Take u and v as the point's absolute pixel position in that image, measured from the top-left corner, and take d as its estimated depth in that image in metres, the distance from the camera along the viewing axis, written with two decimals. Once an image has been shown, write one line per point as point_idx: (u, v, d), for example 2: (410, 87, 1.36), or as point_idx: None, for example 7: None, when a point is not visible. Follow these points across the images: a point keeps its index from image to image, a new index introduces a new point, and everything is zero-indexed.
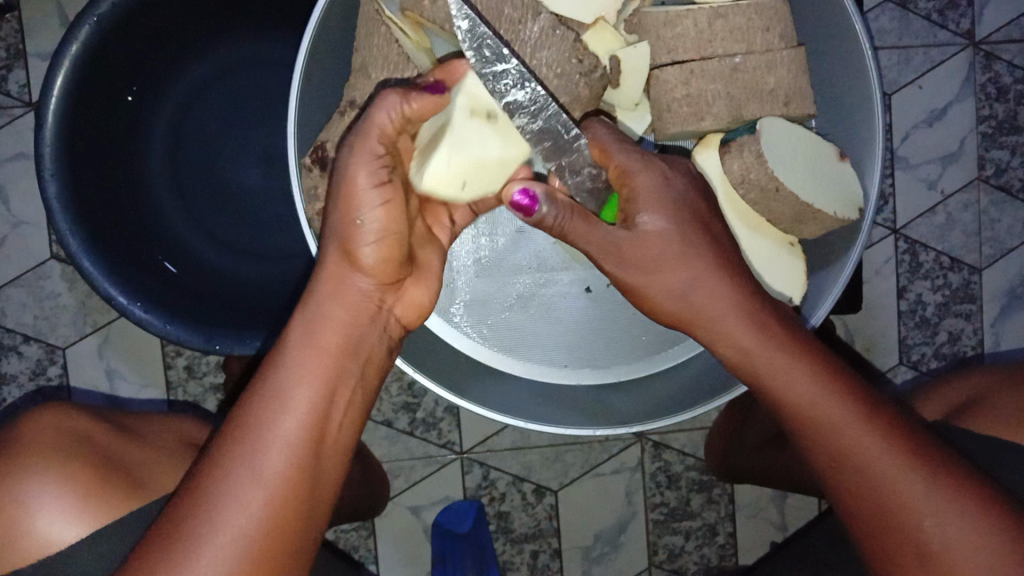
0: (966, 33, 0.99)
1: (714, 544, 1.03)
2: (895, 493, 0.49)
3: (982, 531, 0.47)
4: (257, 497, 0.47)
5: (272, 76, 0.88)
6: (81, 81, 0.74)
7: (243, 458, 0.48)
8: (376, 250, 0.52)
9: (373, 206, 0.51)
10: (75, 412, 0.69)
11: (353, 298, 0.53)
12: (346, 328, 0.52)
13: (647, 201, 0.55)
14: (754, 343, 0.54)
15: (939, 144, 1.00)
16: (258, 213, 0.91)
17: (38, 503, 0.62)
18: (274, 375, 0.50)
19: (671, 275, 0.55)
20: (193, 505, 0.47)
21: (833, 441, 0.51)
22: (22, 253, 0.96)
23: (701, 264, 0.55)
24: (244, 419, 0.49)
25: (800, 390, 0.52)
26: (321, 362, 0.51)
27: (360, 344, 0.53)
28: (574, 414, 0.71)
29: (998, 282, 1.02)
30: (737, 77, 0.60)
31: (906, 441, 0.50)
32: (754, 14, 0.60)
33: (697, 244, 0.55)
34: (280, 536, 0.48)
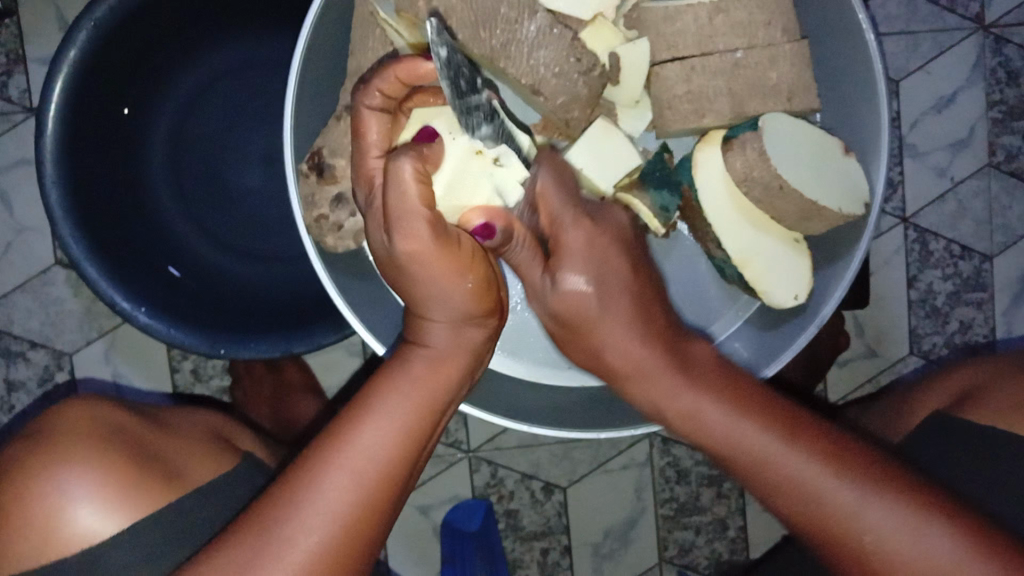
0: (974, 17, 0.97)
1: (725, 538, 1.03)
2: (842, 518, 0.47)
3: (943, 542, 0.45)
4: (347, 503, 0.48)
5: (271, 76, 0.88)
6: (79, 85, 0.74)
7: (336, 464, 0.48)
8: (477, 291, 0.52)
9: (455, 264, 0.51)
10: (106, 403, 0.68)
11: (468, 333, 0.54)
12: (453, 352, 0.54)
13: (572, 259, 0.55)
14: (672, 390, 0.53)
15: (948, 131, 0.99)
16: (261, 216, 0.91)
17: (74, 494, 0.60)
18: (380, 394, 0.51)
19: (590, 332, 0.55)
20: (279, 505, 0.48)
21: (779, 481, 0.49)
22: (27, 259, 0.96)
23: (622, 324, 0.54)
24: (343, 427, 0.50)
25: (726, 431, 0.51)
26: (432, 388, 0.52)
27: (465, 366, 0.54)
28: (590, 415, 0.70)
29: (1010, 270, 1.00)
30: (738, 73, 0.60)
31: (842, 460, 0.48)
32: (756, 8, 0.59)
33: (616, 303, 0.54)
34: (356, 545, 0.48)
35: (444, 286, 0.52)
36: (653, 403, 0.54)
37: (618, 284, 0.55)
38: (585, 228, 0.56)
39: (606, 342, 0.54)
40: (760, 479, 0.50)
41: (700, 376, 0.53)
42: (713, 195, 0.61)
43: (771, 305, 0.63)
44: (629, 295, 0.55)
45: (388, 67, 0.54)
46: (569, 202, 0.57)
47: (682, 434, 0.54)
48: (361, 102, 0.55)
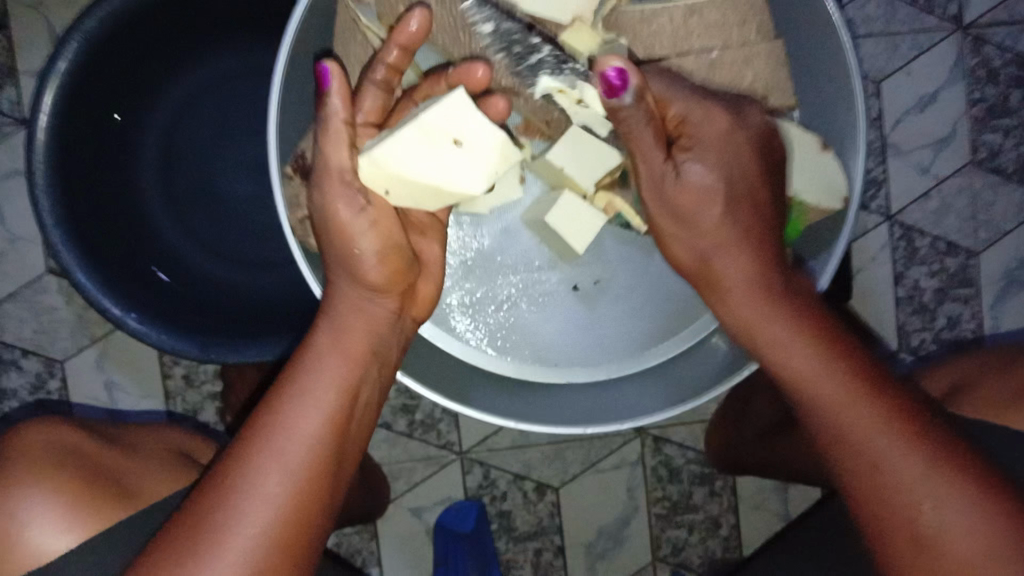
0: (954, 17, 0.98)
1: (718, 536, 1.03)
2: (908, 480, 0.49)
3: (991, 521, 0.47)
4: (285, 488, 0.49)
5: (260, 84, 0.88)
6: (69, 96, 0.75)
7: (271, 451, 0.49)
8: (384, 262, 0.55)
9: (367, 230, 0.55)
10: (62, 422, 0.68)
11: (373, 311, 0.56)
12: (369, 335, 0.56)
13: (705, 153, 0.56)
14: (762, 319, 0.55)
15: (930, 129, 1.00)
16: (251, 222, 0.91)
17: (25, 514, 0.61)
18: (303, 373, 0.52)
19: (707, 227, 0.57)
20: (220, 491, 0.49)
21: (846, 425, 0.51)
22: (20, 268, 0.97)
23: (735, 243, 0.56)
24: (272, 409, 0.51)
25: (815, 371, 0.52)
26: (348, 362, 0.53)
27: (382, 348, 0.56)
28: (574, 414, 0.70)
29: (996, 265, 1.01)
30: (715, 72, 0.61)
31: (915, 427, 0.50)
32: (729, 9, 0.60)
33: (737, 216, 0.56)
34: (299, 529, 0.49)
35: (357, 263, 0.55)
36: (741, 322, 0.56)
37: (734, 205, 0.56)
38: (721, 124, 0.57)
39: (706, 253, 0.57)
40: (834, 428, 0.51)
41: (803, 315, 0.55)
42: None
43: None
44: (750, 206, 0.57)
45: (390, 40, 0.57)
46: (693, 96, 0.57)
47: (765, 361, 0.56)
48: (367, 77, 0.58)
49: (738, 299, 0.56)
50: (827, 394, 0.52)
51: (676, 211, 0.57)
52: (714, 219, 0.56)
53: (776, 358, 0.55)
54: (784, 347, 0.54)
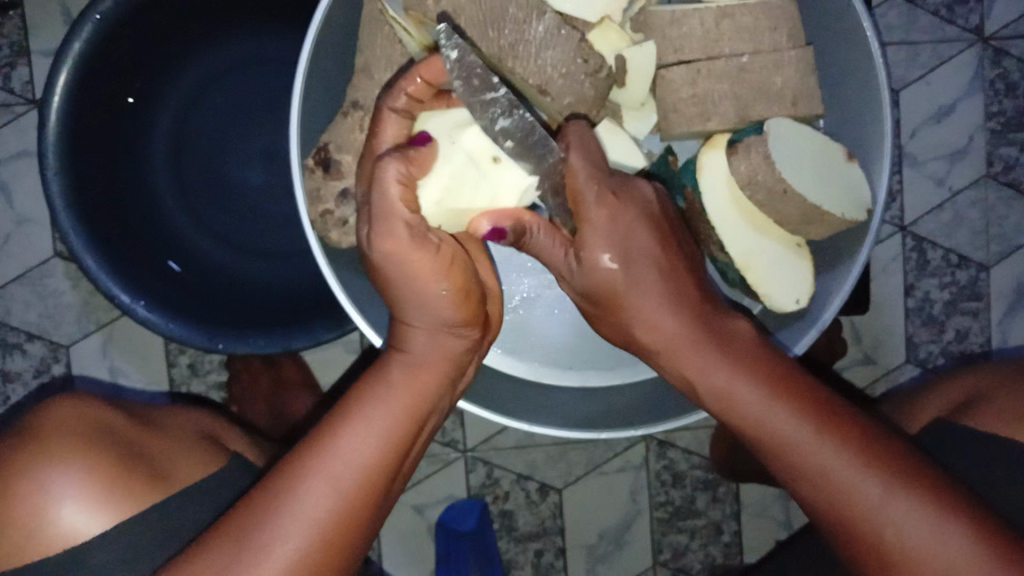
0: (975, 28, 0.98)
1: (719, 542, 1.03)
2: (872, 504, 0.47)
3: (956, 542, 0.45)
4: (330, 511, 0.48)
5: (276, 71, 0.88)
6: (83, 78, 0.74)
7: (324, 471, 0.48)
8: (455, 298, 0.52)
9: (437, 271, 0.51)
10: (93, 401, 0.68)
11: (449, 342, 0.54)
12: (442, 359, 0.53)
13: (597, 236, 0.54)
14: (704, 365, 0.53)
15: (947, 141, 0.99)
16: (263, 210, 0.91)
17: (59, 492, 0.60)
18: (370, 396, 0.51)
19: (632, 304, 0.54)
20: (269, 505, 0.48)
21: (800, 462, 0.49)
22: (27, 251, 0.96)
23: (657, 293, 0.54)
24: (327, 429, 0.50)
25: (762, 414, 0.50)
26: (411, 394, 0.52)
27: (451, 374, 0.54)
28: (574, 412, 0.70)
29: (1006, 279, 1.01)
30: (744, 77, 0.60)
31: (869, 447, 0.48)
32: (761, 14, 0.60)
33: (652, 272, 0.54)
34: (338, 548, 0.48)
35: (423, 290, 0.51)
36: (688, 377, 0.54)
37: (647, 266, 0.54)
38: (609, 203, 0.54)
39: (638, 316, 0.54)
40: (790, 464, 0.50)
41: (737, 354, 0.53)
42: (717, 198, 0.61)
43: (773, 309, 0.63)
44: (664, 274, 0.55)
45: (412, 70, 0.55)
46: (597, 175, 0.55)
47: (717, 412, 0.54)
48: (387, 104, 0.56)
49: (676, 353, 0.54)
50: (774, 434, 0.50)
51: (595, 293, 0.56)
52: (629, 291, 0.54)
53: (722, 398, 0.52)
54: (725, 388, 0.52)
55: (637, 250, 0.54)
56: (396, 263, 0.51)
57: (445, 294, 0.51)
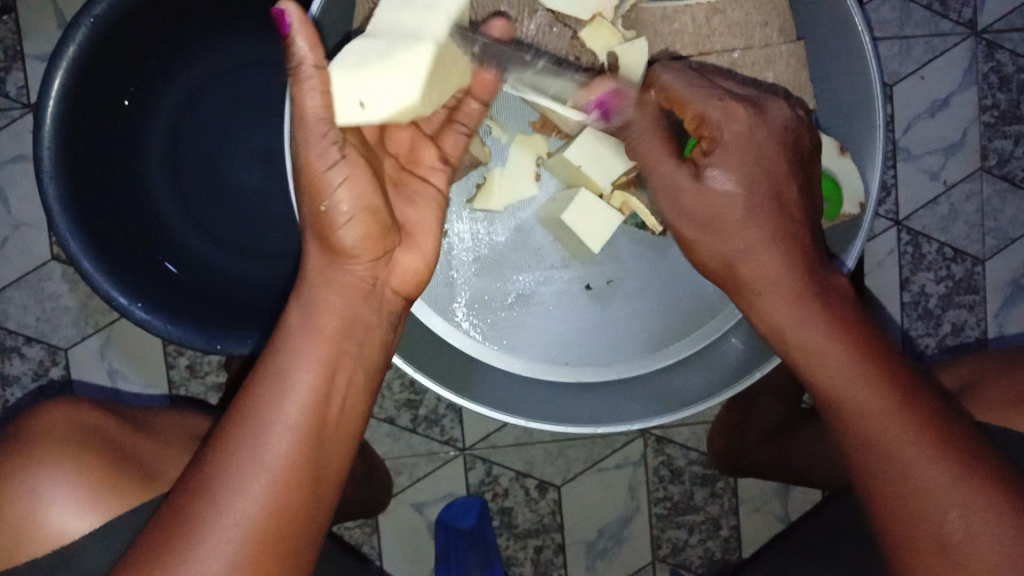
0: (968, 22, 0.98)
1: (718, 537, 1.03)
2: (901, 460, 0.48)
3: (960, 495, 0.46)
4: (265, 485, 0.47)
5: (272, 73, 0.88)
6: (78, 81, 0.74)
7: (250, 447, 0.47)
8: (364, 246, 0.52)
9: (351, 208, 0.50)
10: (85, 405, 0.68)
11: (353, 290, 0.53)
12: (343, 310, 0.52)
13: (727, 157, 0.54)
14: (797, 316, 0.53)
15: (941, 135, 1.00)
16: (260, 212, 0.91)
17: (48, 495, 0.61)
18: (277, 363, 0.50)
19: (738, 236, 0.54)
20: (200, 494, 0.47)
21: (870, 426, 0.49)
22: (24, 254, 0.96)
23: (763, 236, 0.54)
24: (247, 403, 0.49)
25: (844, 375, 0.51)
26: (323, 351, 0.50)
27: (357, 323, 0.53)
28: (582, 401, 0.71)
29: (1001, 272, 1.01)
30: (737, 72, 0.60)
31: (895, 407, 0.49)
32: (752, 9, 0.60)
33: (760, 217, 0.54)
34: (285, 523, 0.47)
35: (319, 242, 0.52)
36: (773, 323, 0.54)
37: (774, 214, 0.55)
38: (741, 120, 0.55)
39: (751, 247, 0.54)
40: (845, 415, 0.50)
41: (837, 314, 0.53)
42: None
43: None
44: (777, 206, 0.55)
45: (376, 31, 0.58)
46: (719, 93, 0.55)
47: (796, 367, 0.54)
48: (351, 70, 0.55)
49: (763, 297, 0.54)
50: (850, 393, 0.50)
51: (696, 216, 0.55)
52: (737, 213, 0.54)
53: (802, 354, 0.53)
54: (809, 346, 0.52)
55: (747, 177, 0.54)
56: (309, 205, 0.51)
57: (353, 240, 0.51)
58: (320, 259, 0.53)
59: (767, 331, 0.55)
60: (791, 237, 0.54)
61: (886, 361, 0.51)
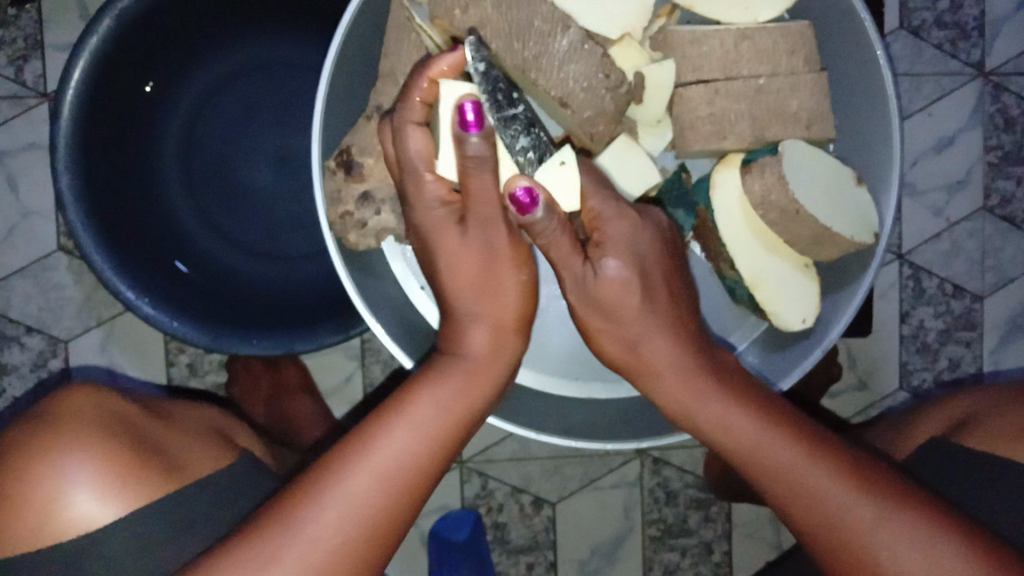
0: (976, 63, 1.00)
1: (710, 562, 1.03)
2: (824, 505, 0.50)
3: (899, 533, 0.49)
4: (376, 495, 0.51)
5: (292, 76, 0.88)
6: (97, 73, 0.74)
7: (373, 455, 0.52)
8: (523, 293, 0.58)
9: (514, 262, 0.57)
10: (109, 393, 0.69)
11: (509, 334, 0.57)
12: (494, 358, 0.57)
13: (614, 248, 0.56)
14: (700, 392, 0.55)
15: (946, 172, 1.01)
16: (271, 212, 0.91)
17: (72, 482, 0.60)
18: (421, 391, 0.54)
19: (632, 323, 0.55)
20: (315, 487, 0.51)
21: (795, 479, 0.51)
22: (30, 243, 0.95)
23: (656, 321, 0.55)
24: (379, 423, 0.53)
25: (758, 438, 0.53)
26: (460, 386, 0.55)
27: (503, 373, 0.58)
28: (589, 419, 0.71)
29: (999, 310, 1.03)
30: (761, 98, 0.61)
31: (807, 458, 0.51)
32: (780, 37, 0.61)
33: (647, 302, 0.55)
34: (386, 530, 0.51)
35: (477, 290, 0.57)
36: (681, 403, 0.56)
37: (655, 287, 0.56)
38: (630, 217, 0.57)
39: (643, 343, 0.56)
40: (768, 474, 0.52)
41: (734, 387, 0.55)
42: (728, 213, 0.62)
43: (779, 326, 0.64)
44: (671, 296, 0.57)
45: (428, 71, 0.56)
46: (614, 204, 0.57)
47: (707, 439, 0.55)
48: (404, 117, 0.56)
49: (659, 376, 0.56)
50: (768, 457, 0.52)
51: (602, 305, 0.56)
52: (644, 300, 0.55)
53: (711, 428, 0.55)
54: (722, 417, 0.54)
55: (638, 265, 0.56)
56: (473, 258, 0.56)
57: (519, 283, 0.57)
58: (481, 302, 0.57)
59: (678, 412, 0.56)
60: (684, 325, 0.56)
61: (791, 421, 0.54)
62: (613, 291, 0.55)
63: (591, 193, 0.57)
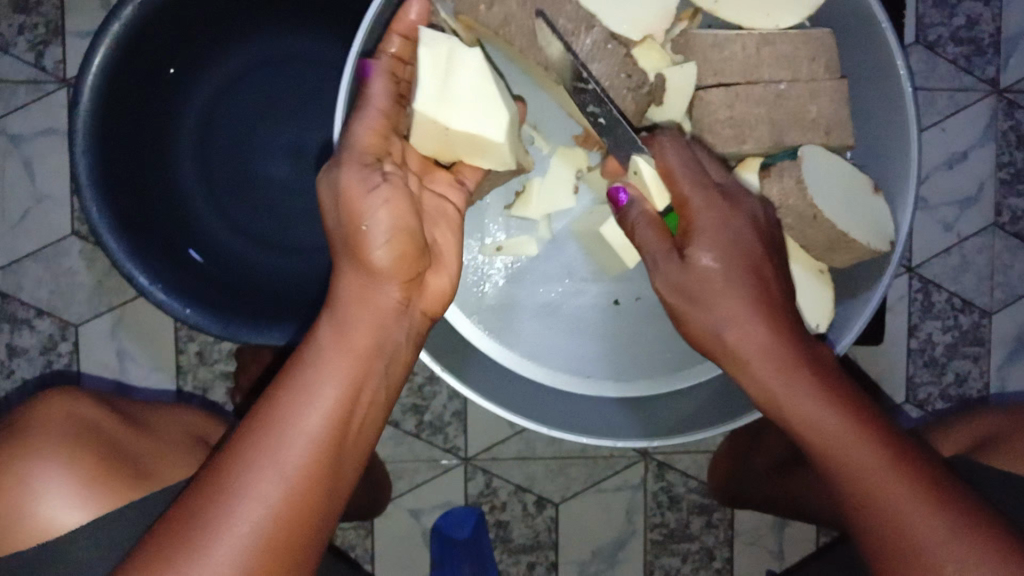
0: (991, 80, 1.01)
1: (710, 568, 1.03)
2: (890, 507, 0.49)
3: (935, 525, 0.48)
4: (279, 492, 0.47)
5: (311, 70, 0.89)
6: (119, 58, 0.74)
7: (269, 449, 0.48)
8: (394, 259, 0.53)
9: (385, 216, 0.53)
10: (86, 398, 0.71)
11: (380, 296, 0.53)
12: (375, 331, 0.53)
13: (704, 238, 0.55)
14: (777, 374, 0.53)
15: (958, 187, 1.02)
16: (285, 204, 0.91)
17: (45, 488, 0.63)
18: (303, 371, 0.51)
19: (720, 304, 0.54)
20: (215, 485, 0.47)
21: (849, 458, 0.51)
22: (43, 227, 0.96)
23: (746, 304, 0.54)
24: (269, 409, 0.49)
25: (817, 416, 0.52)
26: (345, 361, 0.51)
27: (388, 343, 0.54)
28: (600, 417, 0.70)
29: (1007, 327, 1.03)
30: (781, 103, 0.62)
31: (865, 443, 0.51)
32: (801, 43, 0.61)
33: (745, 284, 0.55)
34: (297, 529, 0.48)
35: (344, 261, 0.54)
36: (747, 380, 0.55)
37: (748, 280, 0.55)
38: (719, 208, 0.56)
39: (721, 330, 0.55)
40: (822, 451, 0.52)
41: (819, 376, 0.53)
42: None
43: None
44: (759, 292, 0.55)
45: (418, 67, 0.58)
46: (704, 192, 0.57)
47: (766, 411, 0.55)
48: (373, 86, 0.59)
49: (745, 362, 0.54)
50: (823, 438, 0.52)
51: (686, 289, 0.55)
52: (727, 287, 0.54)
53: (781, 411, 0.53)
54: (787, 400, 0.53)
55: (733, 256, 0.55)
56: (345, 223, 0.53)
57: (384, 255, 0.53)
58: (345, 270, 0.54)
59: (758, 397, 0.54)
60: (772, 310, 0.55)
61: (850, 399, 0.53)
62: (704, 279, 0.55)
63: (681, 180, 0.57)
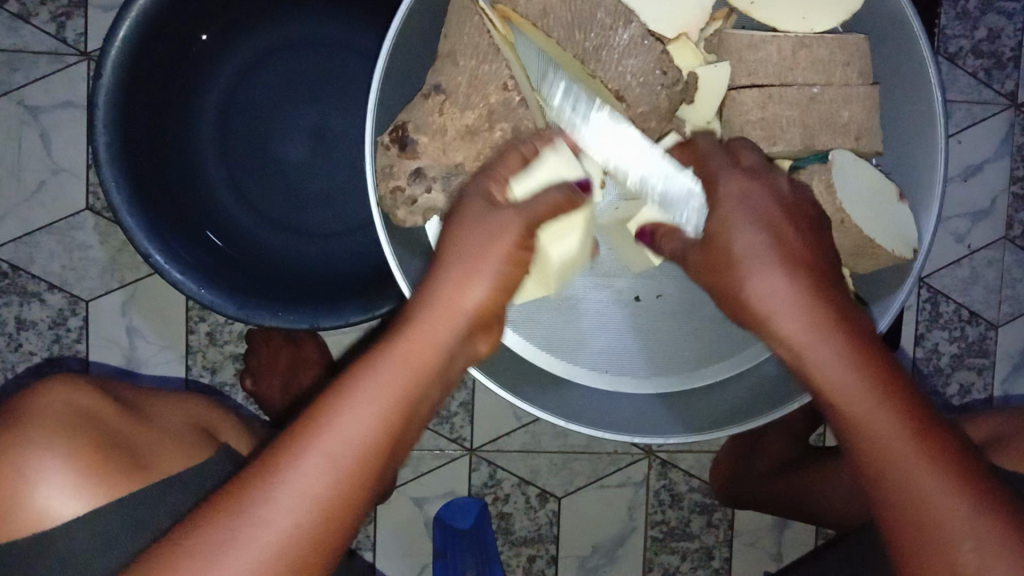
0: (1009, 94, 1.01)
1: (709, 567, 1.04)
2: (914, 492, 0.45)
3: (972, 526, 0.43)
4: (323, 489, 0.46)
5: (334, 54, 0.89)
6: (143, 32, 0.73)
7: (318, 444, 0.46)
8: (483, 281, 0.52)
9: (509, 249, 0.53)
10: (81, 387, 0.69)
11: (457, 303, 0.51)
12: (446, 341, 0.51)
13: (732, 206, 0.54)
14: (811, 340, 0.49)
15: (971, 199, 1.02)
16: (303, 187, 0.91)
17: (41, 476, 0.61)
18: (366, 368, 0.48)
19: (758, 275, 0.51)
20: (262, 475, 0.46)
21: (883, 444, 0.46)
22: (58, 201, 0.95)
23: (779, 272, 0.51)
24: (327, 403, 0.47)
25: (853, 390, 0.47)
26: (409, 366, 0.49)
27: (452, 357, 0.52)
28: (616, 410, 0.71)
29: (1013, 339, 1.04)
30: (814, 107, 0.62)
31: (904, 428, 0.46)
32: (837, 48, 0.62)
33: (771, 245, 0.52)
34: (335, 528, 0.46)
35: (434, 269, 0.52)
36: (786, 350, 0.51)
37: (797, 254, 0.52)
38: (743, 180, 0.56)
39: (745, 288, 0.52)
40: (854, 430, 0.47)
41: (856, 341, 0.49)
42: None
43: None
44: (804, 256, 0.52)
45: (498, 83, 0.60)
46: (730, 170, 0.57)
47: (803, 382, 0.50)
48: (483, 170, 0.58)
49: (771, 319, 0.51)
50: (862, 420, 0.47)
51: (718, 256, 0.54)
52: (775, 263, 0.51)
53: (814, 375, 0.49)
54: (825, 370, 0.48)
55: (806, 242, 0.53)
56: (469, 247, 0.52)
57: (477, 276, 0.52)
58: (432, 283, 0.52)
59: (787, 356, 0.51)
60: (812, 273, 0.51)
61: (899, 384, 0.47)
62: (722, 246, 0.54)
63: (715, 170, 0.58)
